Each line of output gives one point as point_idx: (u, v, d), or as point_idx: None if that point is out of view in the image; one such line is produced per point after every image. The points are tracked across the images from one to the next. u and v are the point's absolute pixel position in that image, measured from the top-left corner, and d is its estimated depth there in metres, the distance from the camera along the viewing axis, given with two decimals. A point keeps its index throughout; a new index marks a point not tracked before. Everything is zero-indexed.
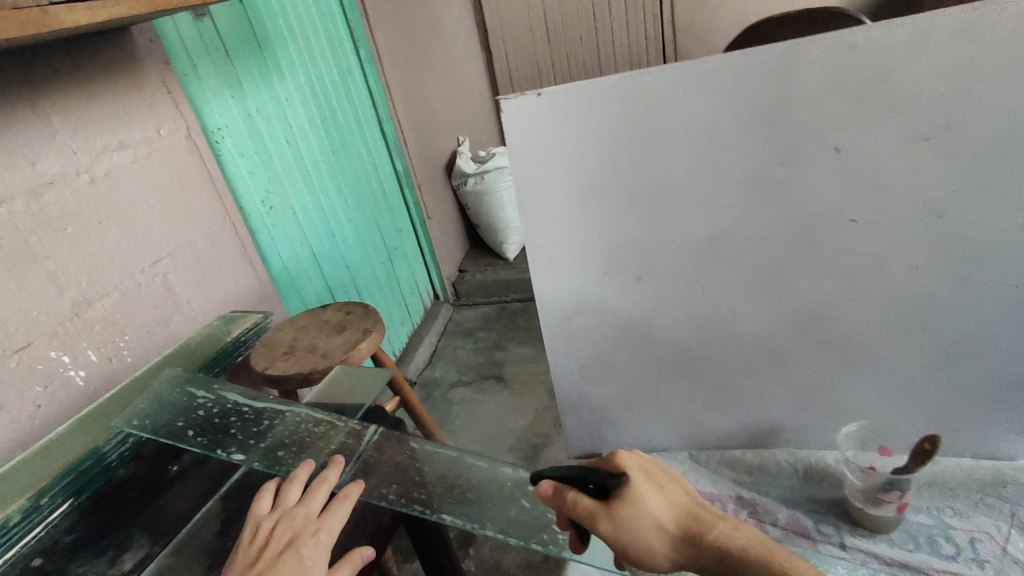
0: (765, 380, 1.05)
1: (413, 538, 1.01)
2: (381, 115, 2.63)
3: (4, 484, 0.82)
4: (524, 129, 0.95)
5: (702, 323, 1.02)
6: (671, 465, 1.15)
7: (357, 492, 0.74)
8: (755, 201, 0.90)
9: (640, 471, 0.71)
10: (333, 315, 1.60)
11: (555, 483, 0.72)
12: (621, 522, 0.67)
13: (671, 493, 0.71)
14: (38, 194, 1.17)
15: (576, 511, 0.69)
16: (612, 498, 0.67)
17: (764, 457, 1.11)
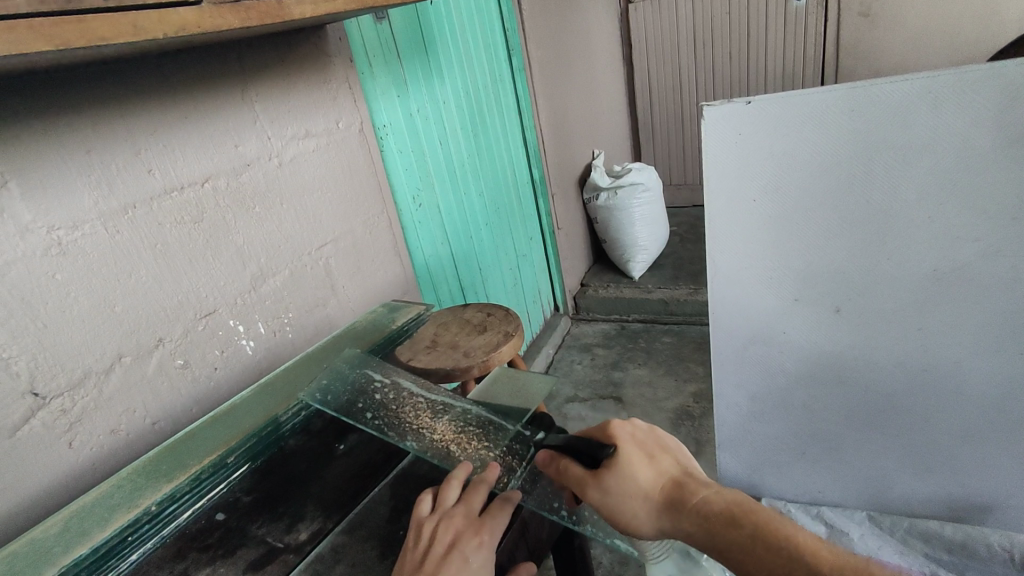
0: (987, 445, 0.94)
1: (557, 558, 0.95)
2: (526, 123, 2.66)
3: (196, 440, 0.88)
4: (726, 138, 0.90)
5: (910, 370, 0.93)
6: (848, 527, 1.10)
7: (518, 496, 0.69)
8: (1017, 240, 0.80)
9: (630, 442, 0.72)
10: (474, 315, 1.61)
11: (551, 451, 0.74)
12: (609, 491, 0.67)
13: (658, 462, 0.70)
14: (238, 172, 1.26)
15: (566, 479, 0.70)
16: (598, 465, 0.69)
17: (969, 534, 1.01)
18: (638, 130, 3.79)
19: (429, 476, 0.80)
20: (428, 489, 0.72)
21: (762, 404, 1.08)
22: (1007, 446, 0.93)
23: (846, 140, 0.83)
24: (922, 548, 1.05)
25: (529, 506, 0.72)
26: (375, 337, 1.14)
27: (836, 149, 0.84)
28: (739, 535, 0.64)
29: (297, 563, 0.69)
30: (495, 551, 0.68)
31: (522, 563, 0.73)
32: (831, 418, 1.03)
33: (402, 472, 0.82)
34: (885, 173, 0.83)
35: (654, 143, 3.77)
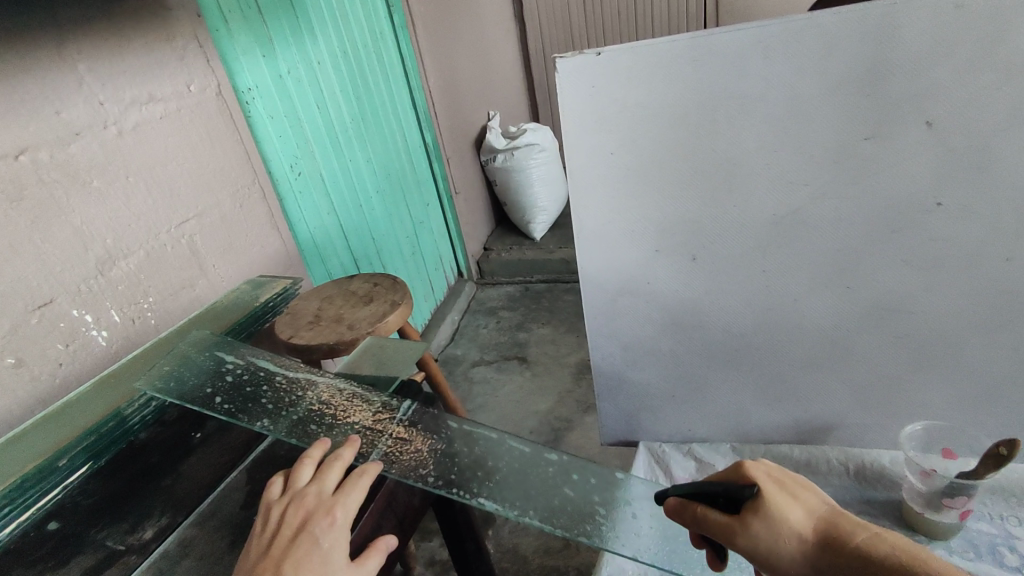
0: (827, 372, 1.02)
1: (440, 521, 0.96)
2: (413, 85, 2.57)
3: (20, 445, 0.78)
4: (581, 90, 0.89)
5: (759, 309, 0.99)
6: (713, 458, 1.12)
7: (375, 469, 0.67)
8: (841, 181, 0.86)
9: (771, 480, 0.68)
10: (360, 286, 1.56)
11: (681, 497, 0.70)
12: (761, 537, 0.63)
13: (813, 505, 0.65)
14: (65, 142, 1.12)
15: (707, 526, 0.66)
16: (741, 510, 0.64)
17: (813, 454, 1.08)
18: (534, 91, 3.77)
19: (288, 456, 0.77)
20: (283, 472, 0.70)
21: (635, 353, 1.11)
22: (843, 373, 1.02)
23: (693, 90, 0.85)
24: (776, 469, 1.09)
25: (393, 475, 0.72)
26: (236, 317, 1.07)
27: (683, 100, 0.86)
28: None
29: (139, 562, 0.64)
30: (354, 527, 0.66)
31: (388, 532, 0.73)
32: (693, 358, 1.08)
33: (263, 458, 0.79)
34: (728, 122, 0.86)
35: (550, 104, 3.77)
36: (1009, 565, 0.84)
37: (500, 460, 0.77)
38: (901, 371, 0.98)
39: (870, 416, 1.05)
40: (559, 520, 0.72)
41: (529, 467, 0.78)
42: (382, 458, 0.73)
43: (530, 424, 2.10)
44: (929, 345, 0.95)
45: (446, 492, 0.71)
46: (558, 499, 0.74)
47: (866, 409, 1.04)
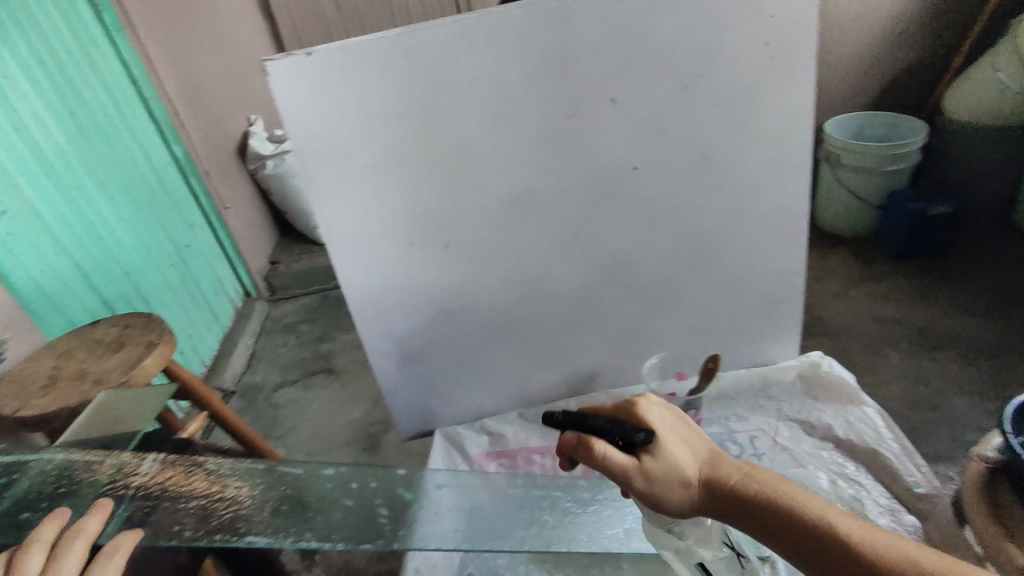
0: (582, 329, 1.10)
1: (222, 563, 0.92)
2: (146, 93, 2.26)
3: None
4: (299, 94, 0.86)
5: (514, 284, 1.05)
6: (503, 428, 1.15)
7: (131, 537, 0.60)
8: (556, 156, 0.95)
9: (666, 425, 0.66)
10: (106, 332, 1.35)
11: (575, 432, 0.65)
12: (654, 479, 0.62)
13: (696, 448, 0.65)
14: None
15: (603, 468, 0.62)
16: (639, 452, 0.62)
17: (588, 401, 1.16)
18: None
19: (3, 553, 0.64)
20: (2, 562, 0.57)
21: (410, 343, 1.09)
22: (595, 326, 1.11)
23: (412, 84, 0.87)
24: (558, 426, 1.15)
25: (149, 542, 0.64)
26: None
27: (405, 93, 0.88)
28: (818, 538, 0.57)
29: None
30: None
31: None
32: (465, 337, 1.09)
33: None
34: (450, 112, 0.90)
35: None
36: (732, 456, 1.02)
37: (271, 489, 0.74)
38: (637, 316, 1.11)
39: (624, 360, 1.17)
40: (338, 533, 0.70)
41: (302, 488, 0.75)
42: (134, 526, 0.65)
43: (345, 437, 2.02)
44: (653, 290, 1.08)
45: (215, 541, 0.66)
46: (337, 514, 0.73)
47: (618, 354, 1.15)
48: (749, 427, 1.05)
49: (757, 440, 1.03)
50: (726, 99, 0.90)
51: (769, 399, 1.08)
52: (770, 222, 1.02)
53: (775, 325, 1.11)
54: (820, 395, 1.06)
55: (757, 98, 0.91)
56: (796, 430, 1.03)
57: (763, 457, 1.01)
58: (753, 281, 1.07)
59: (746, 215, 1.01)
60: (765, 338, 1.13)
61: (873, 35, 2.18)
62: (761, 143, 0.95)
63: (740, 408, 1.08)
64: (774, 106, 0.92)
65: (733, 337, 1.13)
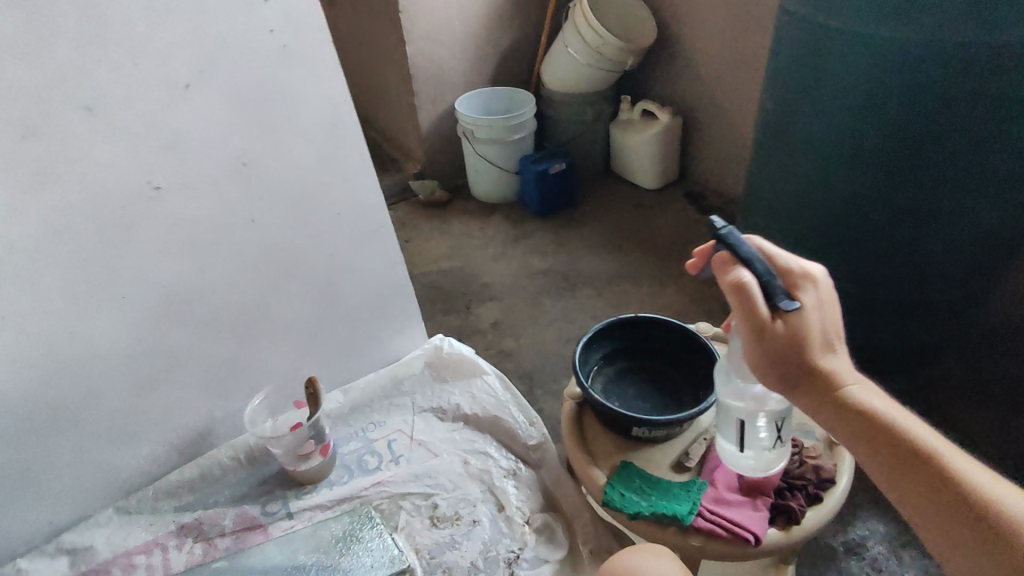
0: (163, 386, 0.89)
1: None
2: None
3: None
4: None
5: (36, 362, 0.78)
6: (93, 536, 0.89)
7: None
8: (26, 189, 0.70)
9: (819, 305, 0.59)
10: None
11: (730, 259, 0.61)
12: (776, 351, 0.58)
13: (810, 329, 0.58)
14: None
15: (742, 317, 0.57)
16: (779, 320, 0.58)
17: (204, 465, 0.95)
18: None
19: None
20: None
21: None
22: (180, 378, 0.90)
23: None
24: (169, 506, 0.93)
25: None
26: None
27: None
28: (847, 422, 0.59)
29: None
30: None
31: None
32: None
33: None
34: None
35: None
36: (371, 469, 0.96)
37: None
38: (230, 353, 0.93)
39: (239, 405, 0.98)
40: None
41: None
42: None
43: None
44: (237, 319, 0.91)
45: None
46: None
47: (222, 400, 0.96)
48: (386, 432, 1.01)
49: (394, 443, 0.99)
50: (241, 97, 0.78)
51: (402, 395, 1.05)
52: (344, 220, 0.95)
53: (389, 319, 1.07)
54: (447, 377, 1.07)
55: (281, 93, 0.81)
56: (430, 419, 1.02)
57: (400, 459, 0.97)
58: (347, 287, 1.00)
59: (315, 219, 0.92)
60: (386, 336, 1.09)
61: (476, 14, 2.30)
62: (307, 141, 0.86)
63: (376, 415, 1.03)
64: (304, 99, 0.83)
65: (351, 343, 1.04)
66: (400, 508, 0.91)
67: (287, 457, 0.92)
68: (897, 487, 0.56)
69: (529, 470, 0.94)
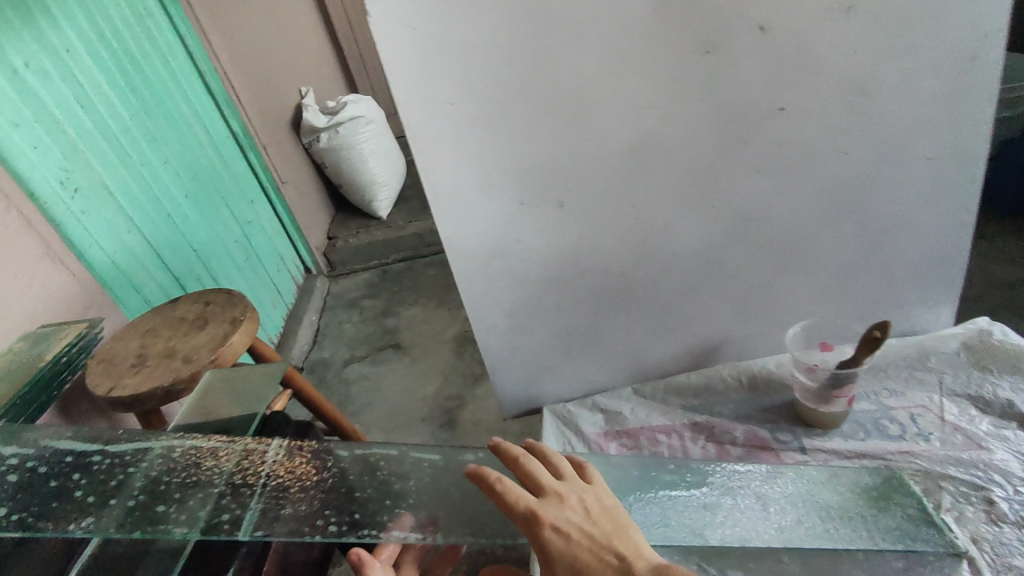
0: (708, 294, 0.98)
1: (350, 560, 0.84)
2: (204, 69, 2.17)
3: None
4: (400, 37, 0.72)
5: (635, 246, 0.92)
6: (619, 406, 1.07)
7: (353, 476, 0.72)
8: (688, 99, 0.78)
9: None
10: (189, 310, 1.32)
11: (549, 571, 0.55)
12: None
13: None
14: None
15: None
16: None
17: (708, 375, 1.06)
18: (344, 58, 3.38)
19: (133, 550, 0.58)
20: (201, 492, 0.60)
21: (520, 317, 0.99)
22: (720, 290, 0.98)
23: (524, 15, 0.71)
24: (678, 402, 1.05)
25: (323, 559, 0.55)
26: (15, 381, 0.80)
27: (514, 31, 0.72)
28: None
29: None
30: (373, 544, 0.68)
31: None
32: (579, 309, 0.99)
33: (88, 567, 0.58)
34: (563, 56, 0.74)
35: (365, 70, 3.43)
36: (894, 436, 0.91)
37: (409, 473, 0.67)
38: (769, 279, 0.97)
39: (751, 326, 1.03)
40: (466, 527, 0.61)
41: (440, 477, 0.66)
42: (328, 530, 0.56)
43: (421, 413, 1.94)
44: (788, 248, 0.94)
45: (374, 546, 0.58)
46: (490, 503, 0.64)
47: (744, 320, 1.03)
48: (908, 404, 0.94)
49: (921, 418, 0.92)
50: (891, 20, 0.75)
51: (929, 372, 0.97)
52: (930, 167, 0.87)
53: (921, 283, 1.00)
54: (990, 368, 0.95)
55: (933, 18, 0.76)
56: (966, 407, 0.92)
57: (932, 436, 0.89)
58: (897, 239, 0.95)
59: (903, 160, 0.86)
60: (907, 300, 1.03)
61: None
62: (934, 74, 0.80)
63: (893, 383, 0.97)
64: (950, 26, 0.76)
65: (874, 300, 1.01)
66: (940, 488, 0.84)
67: (812, 395, 0.93)
68: None
69: None
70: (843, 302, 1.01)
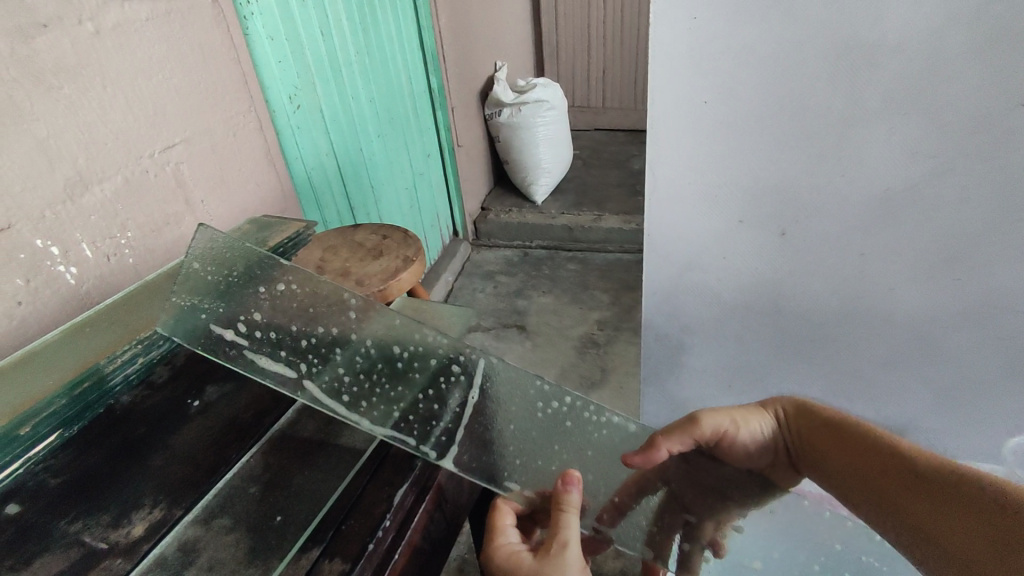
0: (910, 372, 0.91)
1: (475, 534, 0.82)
2: (422, 24, 2.28)
3: (30, 370, 0.66)
4: (680, 27, 0.72)
5: (848, 298, 0.86)
6: None
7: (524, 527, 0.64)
8: (976, 156, 0.71)
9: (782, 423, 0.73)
10: (366, 238, 1.37)
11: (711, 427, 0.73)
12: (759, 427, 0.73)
13: (805, 422, 0.72)
14: (45, 25, 0.81)
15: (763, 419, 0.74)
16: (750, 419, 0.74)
17: None
18: (541, 45, 3.45)
19: (316, 438, 0.62)
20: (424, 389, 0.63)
21: (692, 335, 0.99)
22: (926, 371, 0.91)
23: (819, 31, 0.68)
24: None
25: (574, 404, 0.69)
26: None
27: (804, 43, 0.69)
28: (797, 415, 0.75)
29: (126, 570, 0.49)
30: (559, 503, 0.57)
31: (436, 540, 0.59)
32: (761, 346, 0.96)
33: (279, 438, 0.62)
34: (850, 80, 0.70)
35: (558, 59, 3.48)
36: None
37: (584, 465, 0.67)
38: (992, 376, 0.88)
39: (946, 421, 0.96)
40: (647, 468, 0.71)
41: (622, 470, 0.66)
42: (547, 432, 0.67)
43: None
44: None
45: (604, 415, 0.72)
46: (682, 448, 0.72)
47: (942, 411, 0.95)
48: None
49: None
50: None
51: None
52: None
53: None
54: None
55: None
56: None
57: None
58: None
59: None
60: None
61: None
62: None
63: None
64: None
65: None
66: None
67: None
68: (908, 466, 0.63)
69: None
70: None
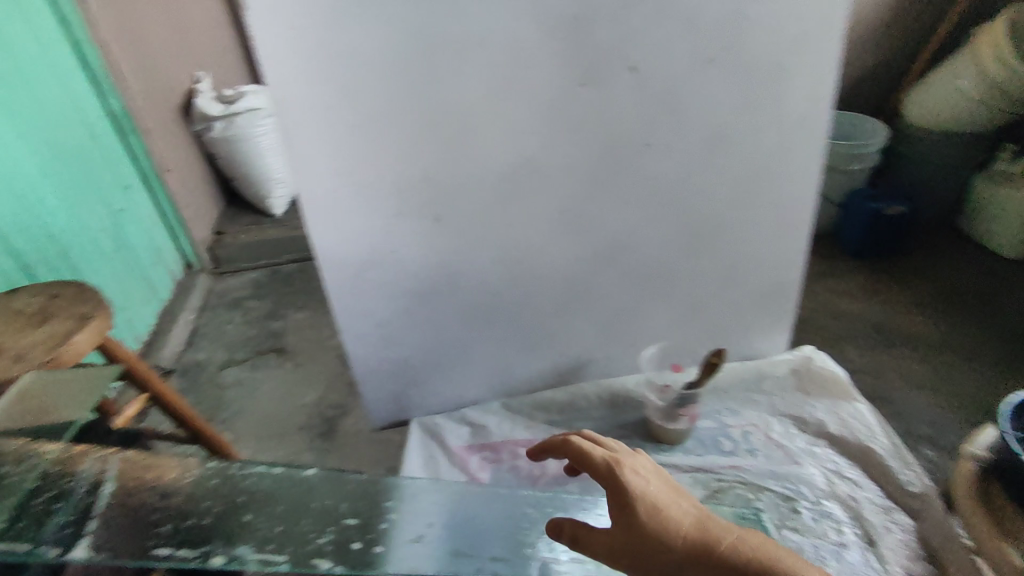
0: (573, 315, 1.06)
1: None
2: (79, 37, 1.97)
3: None
4: (280, 34, 0.72)
5: (509, 264, 0.97)
6: (486, 419, 1.13)
7: None
8: (565, 128, 0.85)
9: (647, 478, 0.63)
10: (27, 301, 1.16)
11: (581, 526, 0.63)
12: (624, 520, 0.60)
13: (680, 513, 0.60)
14: None
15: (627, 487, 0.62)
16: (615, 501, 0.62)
17: (573, 394, 1.15)
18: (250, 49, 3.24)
19: None
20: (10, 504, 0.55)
21: (391, 327, 1.02)
22: (584, 311, 1.06)
23: (409, 33, 0.75)
24: (543, 417, 1.14)
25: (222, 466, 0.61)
26: None
27: (400, 43, 0.75)
28: (650, 490, 0.62)
29: None
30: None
31: None
32: (452, 321, 1.03)
33: None
34: (450, 73, 0.78)
35: None
36: (728, 451, 1.04)
37: (234, 513, 0.57)
38: (635, 302, 1.06)
39: (614, 347, 1.12)
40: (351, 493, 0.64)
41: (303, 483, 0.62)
42: (188, 496, 0.57)
43: (299, 421, 1.87)
44: (651, 275, 1.03)
45: (263, 466, 0.63)
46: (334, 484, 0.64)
47: (608, 339, 1.12)
48: (743, 423, 1.08)
49: (751, 436, 1.06)
50: (744, 78, 0.85)
51: (763, 394, 1.11)
52: (779, 209, 0.99)
53: (762, 316, 1.12)
54: (814, 390, 1.10)
55: (780, 83, 0.87)
56: (790, 426, 1.07)
57: (759, 452, 1.03)
58: (744, 276, 1.06)
59: (750, 207, 0.97)
60: (756, 329, 1.13)
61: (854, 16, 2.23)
62: (778, 129, 0.91)
63: (734, 403, 1.11)
64: (790, 91, 0.88)
65: (725, 329, 1.12)
66: (760, 496, 0.97)
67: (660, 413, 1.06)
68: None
69: (907, 517, 0.94)
70: (701, 330, 1.12)
